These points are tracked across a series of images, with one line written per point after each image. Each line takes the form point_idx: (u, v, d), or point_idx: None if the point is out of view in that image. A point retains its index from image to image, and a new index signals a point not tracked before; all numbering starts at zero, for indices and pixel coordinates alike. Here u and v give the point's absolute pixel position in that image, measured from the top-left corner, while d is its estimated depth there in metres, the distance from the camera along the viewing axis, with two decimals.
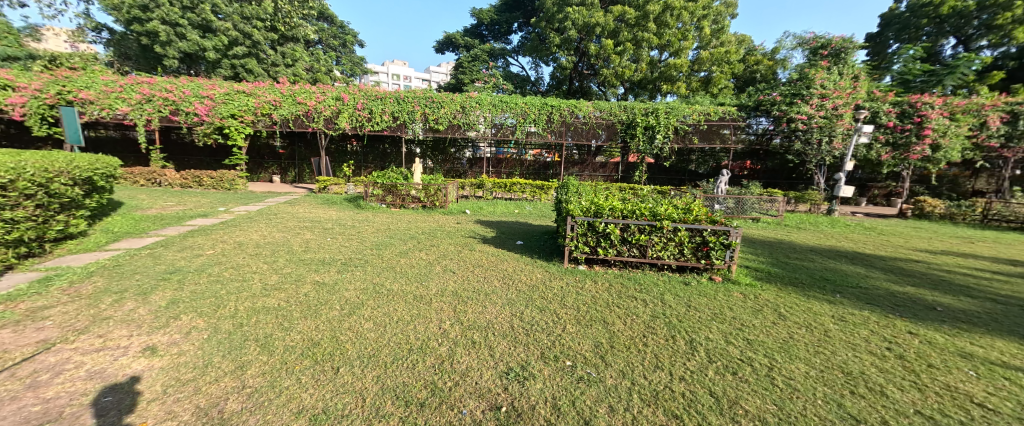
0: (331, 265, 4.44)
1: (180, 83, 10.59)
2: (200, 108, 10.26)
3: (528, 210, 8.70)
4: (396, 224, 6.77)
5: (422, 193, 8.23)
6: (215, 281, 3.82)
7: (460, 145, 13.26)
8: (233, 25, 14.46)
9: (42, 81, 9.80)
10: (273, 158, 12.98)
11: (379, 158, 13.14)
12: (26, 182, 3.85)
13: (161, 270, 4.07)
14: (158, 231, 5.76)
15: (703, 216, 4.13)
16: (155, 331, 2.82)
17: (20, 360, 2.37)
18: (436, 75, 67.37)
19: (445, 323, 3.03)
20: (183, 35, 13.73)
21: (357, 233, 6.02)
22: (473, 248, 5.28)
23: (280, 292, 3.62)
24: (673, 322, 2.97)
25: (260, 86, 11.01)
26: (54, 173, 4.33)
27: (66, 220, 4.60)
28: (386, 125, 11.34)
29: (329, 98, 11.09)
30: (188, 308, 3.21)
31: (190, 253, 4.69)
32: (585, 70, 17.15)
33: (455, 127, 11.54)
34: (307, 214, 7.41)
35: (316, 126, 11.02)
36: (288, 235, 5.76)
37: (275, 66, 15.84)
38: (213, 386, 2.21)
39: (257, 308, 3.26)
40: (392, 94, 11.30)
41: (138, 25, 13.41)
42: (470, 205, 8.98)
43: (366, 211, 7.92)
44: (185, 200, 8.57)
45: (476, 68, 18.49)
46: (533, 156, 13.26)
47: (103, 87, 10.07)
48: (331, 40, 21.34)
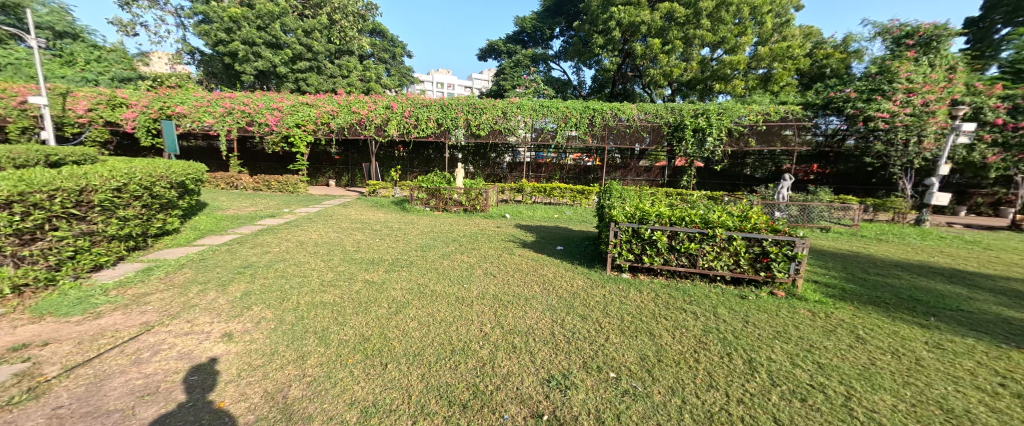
0: (379, 265, 4.68)
1: (255, 97, 11.78)
2: (271, 119, 11.34)
3: (568, 215, 8.60)
4: (438, 227, 6.99)
5: (463, 197, 8.42)
6: (281, 276, 4.18)
7: (501, 150, 13.42)
8: (298, 42, 15.84)
9: (148, 99, 11.40)
10: (330, 164, 14.01)
11: (424, 163, 13.68)
12: (136, 186, 4.49)
13: (236, 264, 4.54)
14: (235, 229, 6.43)
15: (762, 225, 3.81)
16: (231, 319, 3.13)
17: (127, 338, 2.75)
18: (478, 83, 68.95)
19: (486, 326, 3.07)
20: (257, 53, 15.26)
21: (403, 235, 6.29)
22: (512, 253, 5.30)
23: (334, 288, 3.87)
24: (728, 338, 2.76)
25: (321, 97, 11.96)
26: (156, 178, 4.98)
27: (164, 219, 5.29)
28: (431, 131, 11.75)
29: (380, 107, 11.77)
30: (258, 299, 3.54)
31: (260, 250, 5.19)
32: (628, 72, 16.61)
33: (496, 132, 11.69)
34: (359, 216, 7.89)
35: (368, 133, 11.70)
36: (342, 235, 6.16)
37: (333, 77, 17.25)
38: (278, 373, 2.41)
39: (316, 303, 3.51)
40: (437, 102, 11.73)
41: (221, 46, 15.13)
42: (509, 209, 9.05)
43: (411, 213, 8.27)
44: (256, 202, 9.51)
45: (517, 74, 18.67)
46: (573, 160, 13.11)
47: (195, 102, 11.50)
48: (382, 53, 22.68)
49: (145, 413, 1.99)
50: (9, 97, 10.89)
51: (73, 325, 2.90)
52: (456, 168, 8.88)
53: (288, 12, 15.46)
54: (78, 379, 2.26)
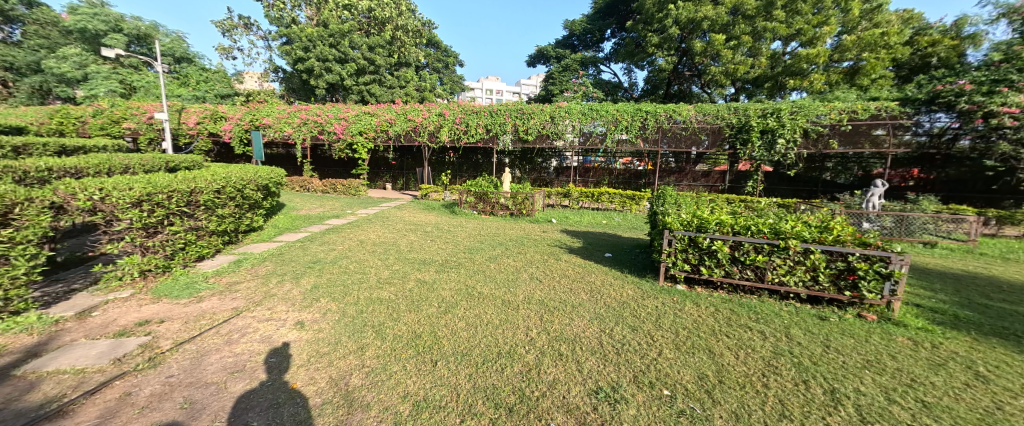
0: (430, 265, 4.89)
1: (326, 109, 12.98)
2: (338, 128, 12.41)
3: (617, 221, 8.33)
4: (486, 230, 7.13)
5: (510, 201, 8.52)
6: (344, 272, 4.54)
7: (548, 154, 13.37)
8: (363, 57, 17.18)
9: (241, 113, 13.07)
10: (387, 168, 14.96)
11: (473, 168, 14.06)
12: (231, 188, 5.17)
13: (307, 259, 5.02)
14: (306, 228, 7.11)
15: (848, 237, 3.39)
16: (303, 309, 3.47)
17: (221, 320, 3.17)
18: (526, 88, 69.58)
19: (532, 331, 3.06)
20: (328, 68, 16.80)
21: (452, 237, 6.52)
22: (559, 258, 5.24)
23: (390, 286, 4.12)
24: (802, 364, 2.48)
25: (381, 107, 12.84)
26: (247, 181, 5.68)
27: (252, 217, 6.01)
28: (480, 137, 12.04)
29: (433, 115, 12.32)
30: (325, 292, 3.88)
31: (327, 247, 5.68)
32: (685, 72, 15.64)
33: (544, 137, 11.64)
34: (412, 218, 8.32)
35: (422, 139, 12.30)
36: (397, 236, 6.54)
37: (393, 88, 18.42)
38: (341, 361, 2.62)
39: (373, 298, 3.76)
40: (487, 108, 12.01)
41: (300, 63, 16.91)
42: (556, 213, 8.98)
43: (459, 217, 8.54)
44: (325, 203, 10.44)
45: (567, 78, 18.54)
46: (623, 165, 12.68)
47: (277, 115, 12.96)
48: (436, 63, 23.81)
49: (234, 388, 2.29)
50: (140, 113, 13.05)
51: (182, 306, 3.40)
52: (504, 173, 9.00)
53: (355, 30, 16.87)
54: (185, 353, 2.65)
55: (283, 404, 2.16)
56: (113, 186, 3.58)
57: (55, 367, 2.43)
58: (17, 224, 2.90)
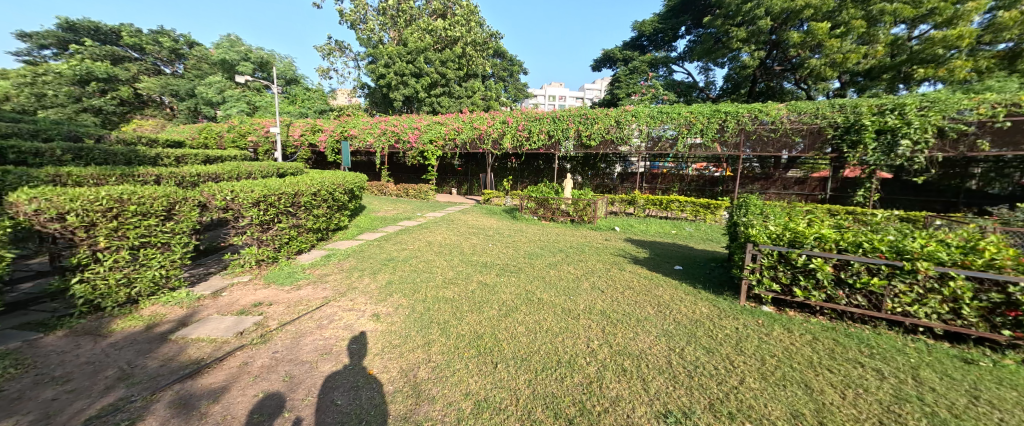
0: (491, 268, 5.04)
1: (401, 120, 14.12)
2: (412, 137, 13.42)
3: (688, 232, 7.76)
4: (546, 236, 7.12)
5: (572, 207, 8.40)
6: (414, 270, 4.89)
7: (611, 160, 12.94)
8: (435, 71, 18.37)
9: (333, 126, 14.84)
10: (453, 174, 15.74)
11: (534, 173, 14.15)
12: (325, 192, 5.87)
13: (383, 257, 5.49)
14: (383, 228, 7.79)
15: (1004, 262, 2.73)
16: (379, 302, 3.81)
17: (314, 307, 3.63)
18: (590, 93, 68.27)
19: (594, 342, 3.00)
20: (404, 82, 18.25)
21: (513, 241, 6.64)
22: (622, 268, 5.05)
23: (454, 286, 4.34)
24: (928, 413, 2.07)
25: (450, 116, 13.58)
26: (336, 185, 6.39)
27: (340, 217, 6.76)
28: (542, 143, 12.04)
29: (498, 123, 12.66)
30: (397, 288, 4.21)
31: (399, 246, 6.17)
32: (774, 66, 13.97)
33: (608, 142, 11.25)
34: (476, 222, 8.65)
35: (486, 147, 12.72)
36: (462, 239, 6.86)
37: (460, 98, 19.37)
38: (411, 353, 2.83)
39: (439, 297, 3.99)
40: (550, 115, 11.97)
41: (381, 79, 18.64)
42: (619, 221, 8.66)
43: (520, 222, 8.65)
44: (398, 206, 11.34)
45: (634, 81, 17.77)
46: (696, 171, 11.82)
47: (362, 126, 14.44)
48: (502, 72, 24.52)
49: (323, 368, 2.61)
50: (257, 127, 15.42)
51: (285, 292, 3.96)
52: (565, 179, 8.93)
53: (429, 46, 18.16)
54: (286, 333, 3.09)
55: (362, 387, 2.41)
56: (239, 188, 4.28)
57: (197, 335, 3.00)
58: (175, 218, 3.63)
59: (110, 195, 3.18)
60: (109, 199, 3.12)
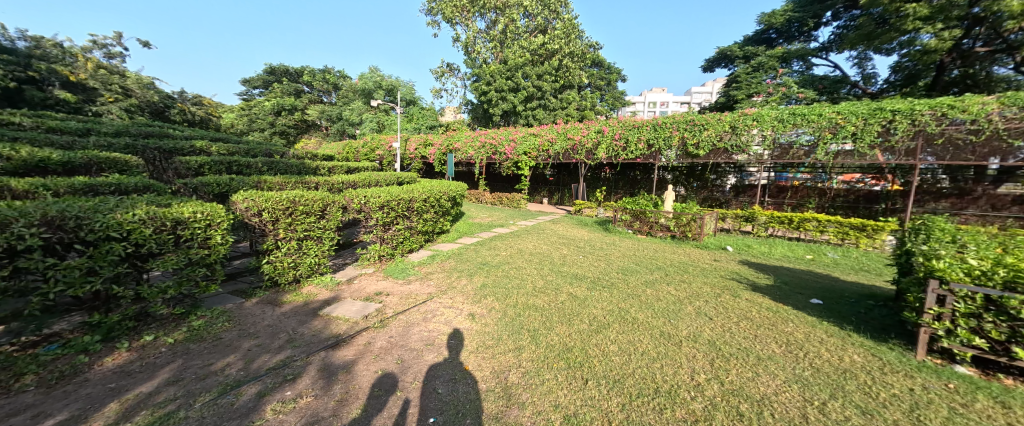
0: (582, 280, 4.92)
1: (498, 133, 14.88)
2: (508, 149, 14.01)
3: (828, 258, 6.40)
4: (641, 251, 6.68)
5: (673, 222, 7.72)
6: (506, 276, 5.06)
7: (723, 170, 11.50)
8: (532, 84, 18.96)
9: (441, 140, 16.46)
10: (545, 184, 15.94)
11: (630, 184, 13.43)
12: (433, 199, 6.53)
13: (479, 260, 5.84)
14: (479, 233, 8.29)
15: None
16: (474, 303, 4.05)
17: (421, 301, 4.04)
18: (698, 97, 62.30)
19: (700, 375, 2.68)
20: (503, 97, 19.29)
21: (605, 255, 6.39)
22: (735, 294, 4.43)
23: (544, 295, 4.36)
24: None
25: (545, 128, 13.78)
26: (443, 193, 7.04)
27: (444, 222, 7.40)
28: (640, 153, 11.05)
29: (592, 132, 12.23)
30: (491, 291, 4.41)
31: (494, 252, 6.47)
32: (977, 46, 10.86)
33: (720, 151, 9.70)
34: (566, 233, 8.60)
35: (580, 157, 12.45)
36: (551, 248, 6.87)
37: (555, 109, 19.59)
38: (503, 356, 2.93)
39: (529, 304, 4.05)
40: (650, 122, 10.91)
41: (483, 96, 20.02)
42: (731, 240, 7.62)
43: (613, 235, 8.29)
44: (493, 214, 11.93)
45: (757, 79, 15.34)
46: (842, 183, 9.78)
47: (464, 139, 15.68)
48: (599, 82, 24.07)
49: (426, 357, 2.89)
50: (383, 142, 18.03)
51: (398, 285, 4.52)
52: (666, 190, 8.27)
53: (528, 63, 18.94)
54: (399, 321, 3.52)
55: (459, 380, 2.59)
56: (370, 194, 5.04)
57: (335, 314, 3.62)
58: (326, 217, 4.48)
59: (288, 197, 4.08)
60: (287, 201, 4.01)
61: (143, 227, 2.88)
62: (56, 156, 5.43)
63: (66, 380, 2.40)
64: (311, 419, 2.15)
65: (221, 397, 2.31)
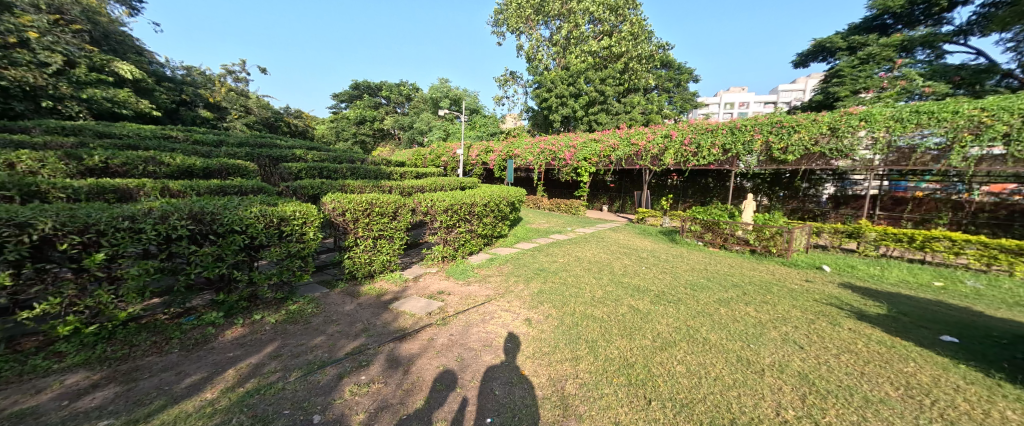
0: (645, 294, 4.60)
1: (558, 139, 14.72)
2: (567, 155, 13.76)
3: (966, 288, 5.20)
4: (713, 266, 6.08)
5: (753, 235, 6.93)
6: (563, 283, 4.94)
7: (818, 178, 10.10)
8: (594, 89, 18.53)
9: (501, 146, 16.80)
10: (605, 191, 15.42)
11: (701, 193, 12.43)
12: (493, 205, 6.65)
13: (536, 266, 5.79)
14: (536, 239, 8.25)
15: None
16: (531, 308, 4.00)
17: (479, 303, 4.11)
18: (785, 95, 55.73)
19: (788, 411, 2.33)
20: (564, 103, 19.12)
21: (670, 267, 5.93)
22: (834, 323, 3.79)
23: (603, 305, 4.15)
24: None
25: (606, 133, 13.32)
26: (502, 198, 7.14)
27: (502, 226, 7.47)
28: (714, 159, 10.16)
29: (658, 137, 11.49)
30: (548, 298, 4.33)
31: (552, 258, 6.38)
32: None
33: (814, 156, 8.50)
34: (627, 242, 8.19)
35: (644, 163, 11.77)
36: (611, 257, 6.57)
37: (618, 114, 18.90)
38: (560, 364, 2.84)
39: (587, 314, 3.89)
40: (727, 125, 9.99)
41: (543, 102, 20.04)
42: (827, 258, 6.63)
43: (681, 246, 7.70)
44: (551, 220, 11.83)
45: (866, 73, 12.98)
46: (985, 195, 8.09)
47: (523, 145, 15.80)
48: (667, 83, 22.72)
49: (484, 357, 2.92)
50: (448, 149, 18.92)
51: (459, 286, 4.65)
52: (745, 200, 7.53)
53: (591, 68, 18.58)
54: (459, 320, 3.61)
55: (515, 384, 2.57)
56: (436, 198, 5.29)
57: (402, 309, 3.83)
58: (398, 218, 4.78)
59: (366, 200, 4.44)
60: (366, 203, 4.38)
61: (257, 222, 3.37)
62: (199, 163, 6.63)
63: (198, 346, 2.89)
64: (380, 406, 2.31)
65: (306, 375, 2.58)
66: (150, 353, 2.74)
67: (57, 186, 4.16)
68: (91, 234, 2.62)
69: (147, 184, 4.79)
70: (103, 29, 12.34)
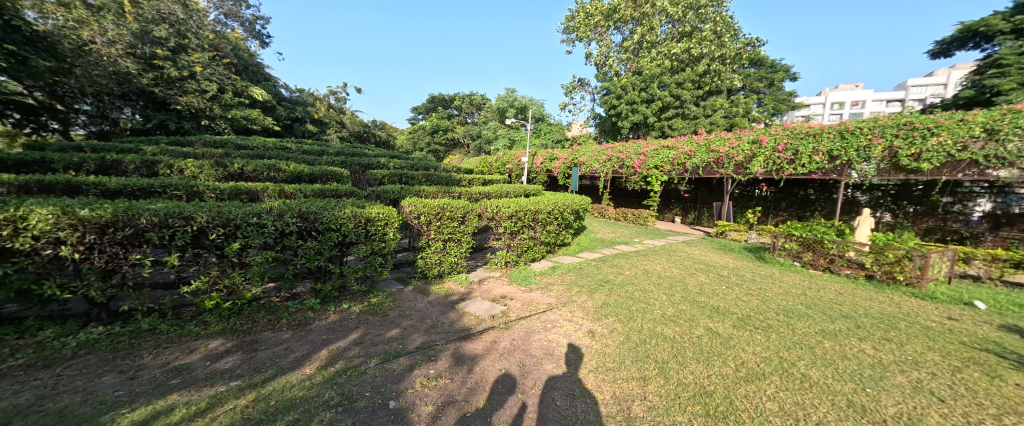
0: (725, 316, 4.19)
1: (627, 147, 14.14)
2: (636, 162, 13.09)
3: None
4: (812, 291, 5.30)
5: (871, 258, 5.89)
6: (630, 297, 4.73)
7: (967, 191, 8.38)
8: (669, 93, 17.50)
9: (566, 154, 16.66)
10: (679, 201, 14.43)
11: (798, 206, 10.99)
12: (557, 212, 6.63)
13: (600, 277, 5.62)
14: (600, 249, 8.03)
15: None
16: (595, 321, 3.91)
17: (541, 310, 4.13)
18: (913, 92, 46.68)
19: None
20: (634, 109, 18.36)
21: (757, 289, 5.33)
22: (989, 375, 3.05)
23: (675, 324, 3.89)
24: None
25: (681, 140, 12.43)
26: (567, 205, 7.10)
27: (566, 234, 7.41)
28: (817, 167, 8.63)
29: (745, 143, 10.18)
30: (612, 311, 4.18)
31: (617, 270, 6.15)
32: None
33: (961, 165, 6.93)
34: (704, 257, 7.55)
35: (726, 172, 10.57)
36: (685, 273, 6.11)
37: (696, 118, 17.58)
38: (625, 382, 2.75)
39: (656, 332, 3.67)
40: (837, 128, 8.45)
41: (612, 109, 19.46)
42: (977, 292, 5.38)
43: (771, 265, 6.85)
44: (617, 230, 11.41)
45: None
46: None
47: (589, 153, 15.50)
48: (756, 84, 20.49)
49: (546, 366, 2.93)
50: (514, 157, 19.28)
51: (521, 292, 4.73)
52: (863, 218, 6.61)
53: (666, 71, 17.60)
54: (521, 326, 3.68)
55: (578, 397, 2.55)
56: (501, 204, 5.45)
57: (468, 310, 4.01)
58: (465, 223, 5.03)
59: (437, 205, 4.74)
60: (437, 208, 4.68)
61: (349, 222, 3.82)
62: (306, 170, 7.70)
63: (301, 327, 3.36)
64: (447, 400, 2.46)
65: (384, 363, 2.84)
66: (266, 329, 3.26)
67: (208, 188, 5.24)
68: (230, 227, 3.25)
69: (268, 187, 5.72)
70: (244, 61, 15.16)
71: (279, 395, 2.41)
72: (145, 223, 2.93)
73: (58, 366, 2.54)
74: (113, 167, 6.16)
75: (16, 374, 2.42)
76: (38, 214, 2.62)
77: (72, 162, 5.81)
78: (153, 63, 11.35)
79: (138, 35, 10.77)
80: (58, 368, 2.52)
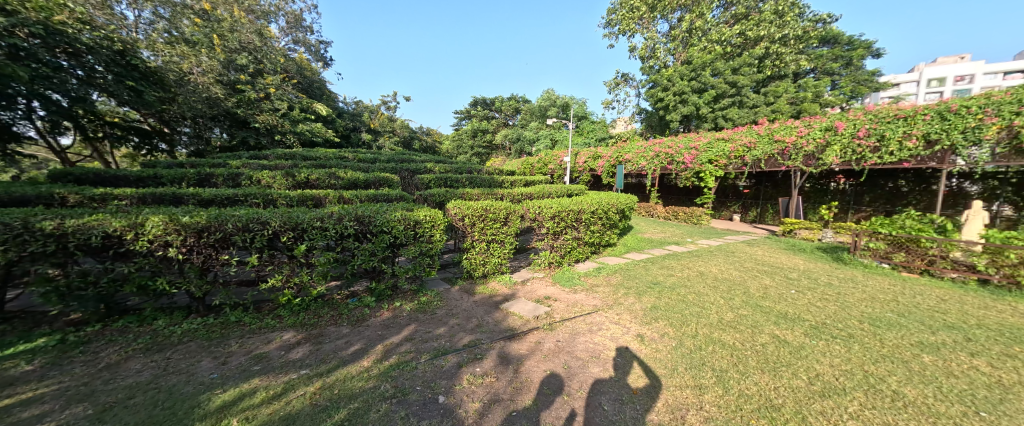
0: (795, 323, 3.83)
1: (675, 141, 13.37)
2: (687, 157, 12.32)
3: None
4: (906, 297, 4.65)
5: (990, 260, 5.02)
6: (683, 301, 4.50)
7: None
8: (724, 81, 16.30)
9: (610, 152, 16.16)
10: (737, 197, 13.46)
11: (886, 199, 9.75)
12: (601, 212, 6.47)
13: (649, 279, 5.39)
14: (649, 250, 7.72)
15: None
16: (644, 324, 3.77)
17: (586, 312, 4.08)
18: None
19: None
20: (685, 101, 17.26)
21: (833, 294, 4.79)
22: None
23: (735, 331, 3.64)
24: None
25: (738, 131, 11.50)
26: (611, 205, 6.92)
27: (611, 235, 7.21)
28: (911, 154, 7.54)
29: (816, 131, 9.19)
30: (663, 315, 3.99)
31: (668, 272, 5.87)
32: None
33: None
34: (768, 258, 6.93)
35: (793, 164, 9.64)
36: (746, 275, 5.68)
37: (756, 106, 16.25)
38: (677, 391, 2.64)
39: (713, 338, 3.46)
40: (937, 108, 7.29)
41: (660, 102, 18.51)
42: None
43: (851, 267, 6.10)
44: (666, 229, 10.88)
45: None
46: None
47: (634, 149, 14.93)
48: (830, 64, 18.25)
49: (592, 369, 2.90)
50: (556, 157, 19.05)
51: (566, 293, 4.72)
52: (974, 213, 5.73)
53: (719, 58, 16.45)
54: (566, 328, 3.65)
55: (626, 402, 2.51)
56: (543, 205, 5.45)
57: (513, 310, 4.08)
58: (508, 224, 5.10)
59: (480, 207, 4.82)
60: (480, 210, 4.79)
61: (399, 224, 4.05)
62: (361, 177, 8.24)
63: (360, 322, 3.63)
64: (494, 398, 2.53)
65: (434, 359, 2.98)
66: (330, 323, 3.57)
67: (280, 196, 5.82)
68: (298, 230, 3.61)
69: (330, 194, 6.21)
70: (308, 79, 16.56)
71: (341, 384, 2.62)
72: (230, 228, 3.34)
73: (169, 351, 3.00)
74: (206, 180, 7.13)
75: (139, 356, 2.89)
76: (152, 222, 3.14)
77: (176, 177, 6.77)
78: (237, 88, 12.81)
79: (224, 63, 12.36)
80: (169, 352, 2.97)
